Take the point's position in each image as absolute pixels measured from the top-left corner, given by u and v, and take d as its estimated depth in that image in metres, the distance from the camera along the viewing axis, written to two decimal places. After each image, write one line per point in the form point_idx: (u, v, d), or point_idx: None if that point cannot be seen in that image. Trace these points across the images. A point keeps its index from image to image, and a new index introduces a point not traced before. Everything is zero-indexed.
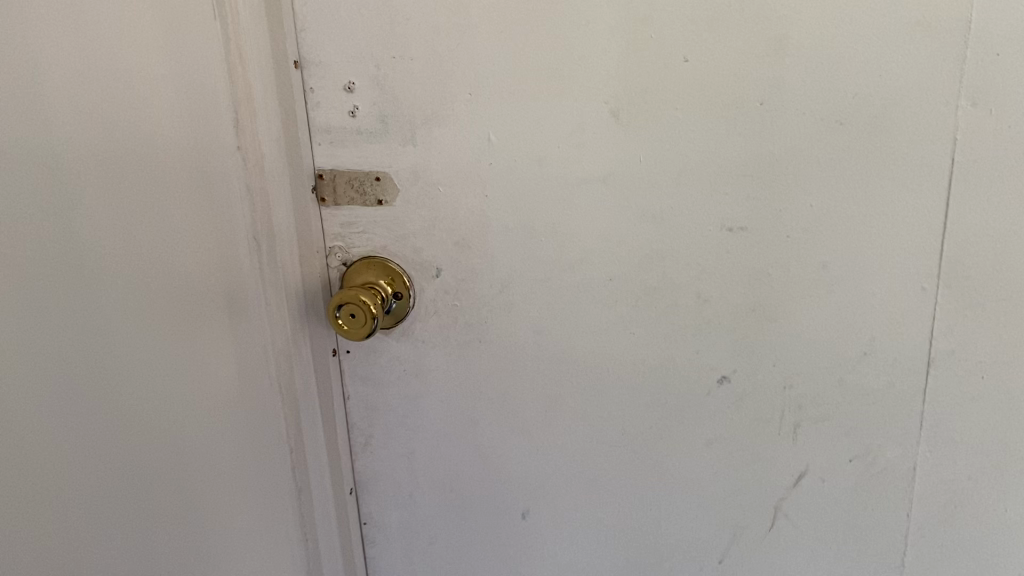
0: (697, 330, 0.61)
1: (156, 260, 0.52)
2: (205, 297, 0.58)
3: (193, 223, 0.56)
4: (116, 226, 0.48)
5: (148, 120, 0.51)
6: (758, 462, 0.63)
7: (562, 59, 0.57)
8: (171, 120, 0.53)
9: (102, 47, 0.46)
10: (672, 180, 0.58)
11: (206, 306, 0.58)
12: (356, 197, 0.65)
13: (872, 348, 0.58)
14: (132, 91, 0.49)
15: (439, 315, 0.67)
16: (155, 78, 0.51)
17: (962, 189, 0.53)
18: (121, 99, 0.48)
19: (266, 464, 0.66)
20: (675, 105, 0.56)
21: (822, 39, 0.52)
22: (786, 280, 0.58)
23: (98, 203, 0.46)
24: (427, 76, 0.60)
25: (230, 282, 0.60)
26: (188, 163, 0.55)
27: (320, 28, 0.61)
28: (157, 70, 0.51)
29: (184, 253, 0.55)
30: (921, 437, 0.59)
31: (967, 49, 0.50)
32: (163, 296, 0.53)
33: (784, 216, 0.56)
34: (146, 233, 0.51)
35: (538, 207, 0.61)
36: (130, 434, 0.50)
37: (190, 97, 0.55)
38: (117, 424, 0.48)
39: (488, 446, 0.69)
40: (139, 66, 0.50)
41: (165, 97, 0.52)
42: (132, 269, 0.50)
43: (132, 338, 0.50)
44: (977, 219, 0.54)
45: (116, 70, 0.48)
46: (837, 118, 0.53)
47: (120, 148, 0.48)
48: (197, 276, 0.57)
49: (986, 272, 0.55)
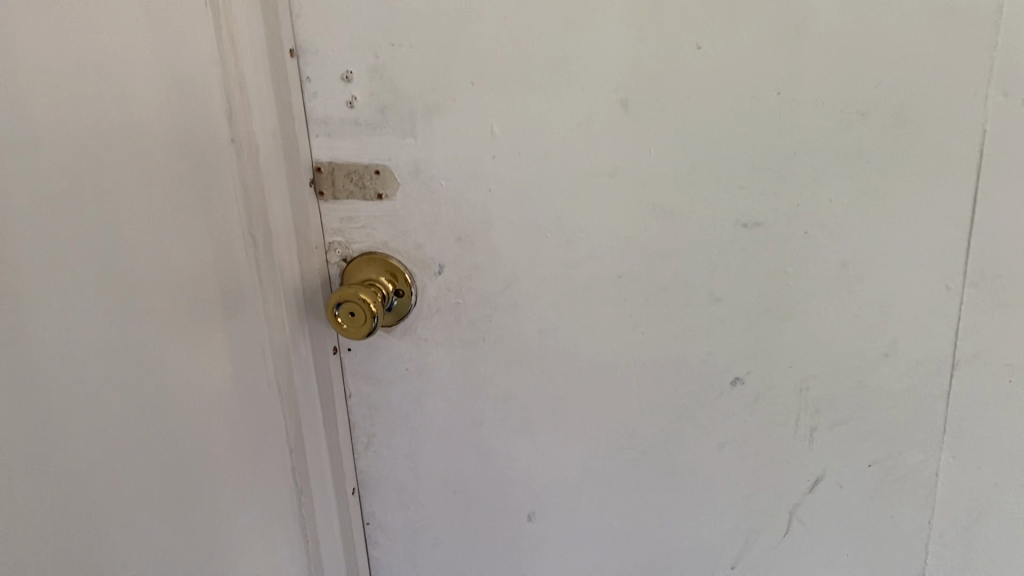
0: (709, 329, 0.58)
1: (140, 261, 0.51)
2: (197, 295, 0.56)
3: (181, 219, 0.54)
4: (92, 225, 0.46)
5: (126, 114, 0.49)
6: (771, 466, 0.61)
7: (568, 47, 0.54)
8: (154, 115, 0.51)
9: (73, 38, 0.45)
10: (684, 173, 0.55)
11: (198, 305, 0.56)
12: (356, 190, 0.63)
13: (893, 350, 0.55)
14: (107, 84, 0.47)
15: (442, 312, 0.64)
16: (137, 69, 0.50)
17: (990, 184, 0.51)
18: (95, 92, 0.46)
19: (265, 465, 0.64)
20: (687, 95, 0.53)
21: (842, 25, 0.49)
22: (804, 278, 0.55)
23: (68, 203, 0.45)
24: (427, 65, 0.57)
25: (224, 279, 0.59)
26: (172, 157, 0.53)
27: (316, 15, 0.58)
28: (137, 61, 0.50)
29: (172, 250, 0.54)
30: (944, 443, 0.57)
31: (999, 36, 0.47)
32: (147, 295, 0.52)
33: (801, 212, 0.54)
34: (128, 232, 0.50)
35: (543, 201, 0.59)
36: (110, 432, 0.49)
37: (177, 88, 0.53)
38: (95, 422, 0.48)
39: (494, 446, 0.67)
40: (115, 58, 0.48)
41: (147, 90, 0.51)
42: (109, 269, 0.48)
43: (110, 338, 0.48)
44: (1006, 215, 0.51)
45: (89, 63, 0.46)
46: (857, 109, 0.51)
47: (95, 144, 0.47)
48: (188, 274, 0.55)
49: (1016, 271, 0.52)
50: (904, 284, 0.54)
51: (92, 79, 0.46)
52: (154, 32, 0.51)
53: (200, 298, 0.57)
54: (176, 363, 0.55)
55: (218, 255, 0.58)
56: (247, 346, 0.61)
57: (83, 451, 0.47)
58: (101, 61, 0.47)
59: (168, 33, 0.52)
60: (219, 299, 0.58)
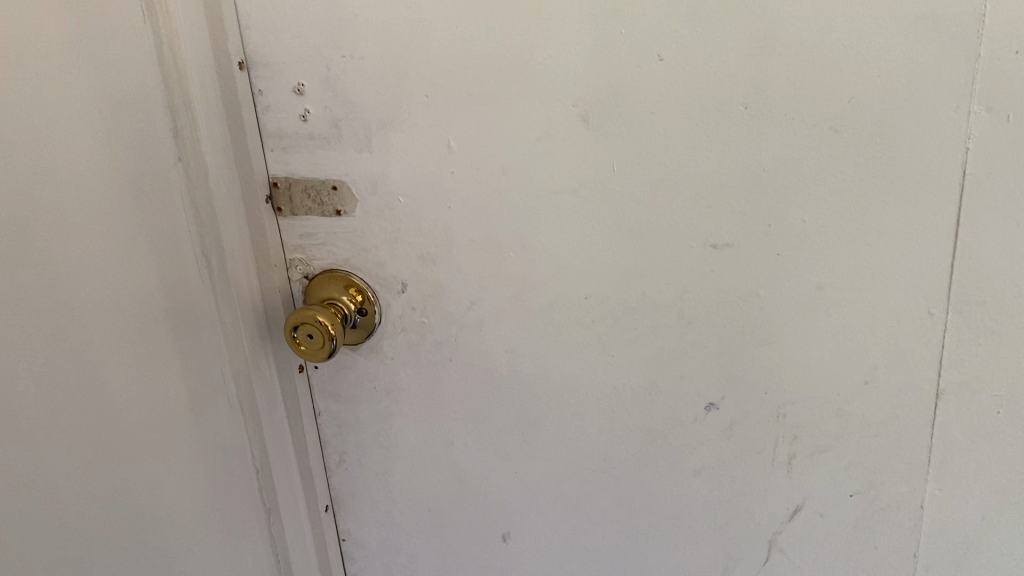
0: (681, 354, 0.55)
1: (87, 293, 0.49)
2: (151, 320, 0.55)
3: (128, 244, 0.52)
4: (34, 263, 0.45)
5: (68, 142, 0.47)
6: (749, 493, 0.58)
7: (526, 58, 0.51)
8: (93, 142, 0.49)
9: (11, 69, 0.43)
10: (650, 191, 0.52)
11: (152, 332, 0.55)
12: (313, 206, 0.60)
13: (873, 378, 0.52)
14: (46, 113, 0.45)
15: (407, 331, 0.62)
16: (75, 94, 0.47)
17: (973, 205, 0.47)
18: (34, 124, 0.44)
19: (228, 486, 0.63)
20: (651, 109, 0.50)
21: (814, 34, 0.45)
22: (778, 302, 0.52)
23: (12, 242, 0.43)
24: (379, 77, 0.54)
25: (178, 304, 0.57)
26: (117, 181, 0.51)
27: (263, 25, 0.54)
28: (76, 85, 0.47)
29: (122, 276, 0.52)
30: (929, 474, 0.54)
31: (982, 47, 0.44)
32: (96, 326, 0.50)
33: (773, 232, 0.50)
34: (72, 267, 0.48)
35: (505, 220, 0.56)
36: (78, 445, 0.49)
37: (118, 109, 0.51)
38: (63, 436, 0.47)
39: (465, 467, 0.65)
40: (53, 85, 0.46)
41: (81, 116, 0.48)
42: (56, 304, 0.46)
43: (64, 365, 0.47)
44: (992, 238, 0.48)
45: (28, 92, 0.44)
46: (831, 124, 0.47)
47: (38, 177, 0.45)
48: (140, 299, 0.54)
49: (1002, 298, 0.49)
50: (884, 308, 0.50)
51: (25, 112, 0.44)
52: (86, 54, 0.48)
53: (153, 325, 0.55)
54: (132, 394, 0.53)
55: (170, 280, 0.56)
56: (203, 370, 0.59)
57: (57, 465, 0.47)
58: (33, 94, 0.44)
59: (103, 53, 0.49)
60: (174, 324, 0.56)
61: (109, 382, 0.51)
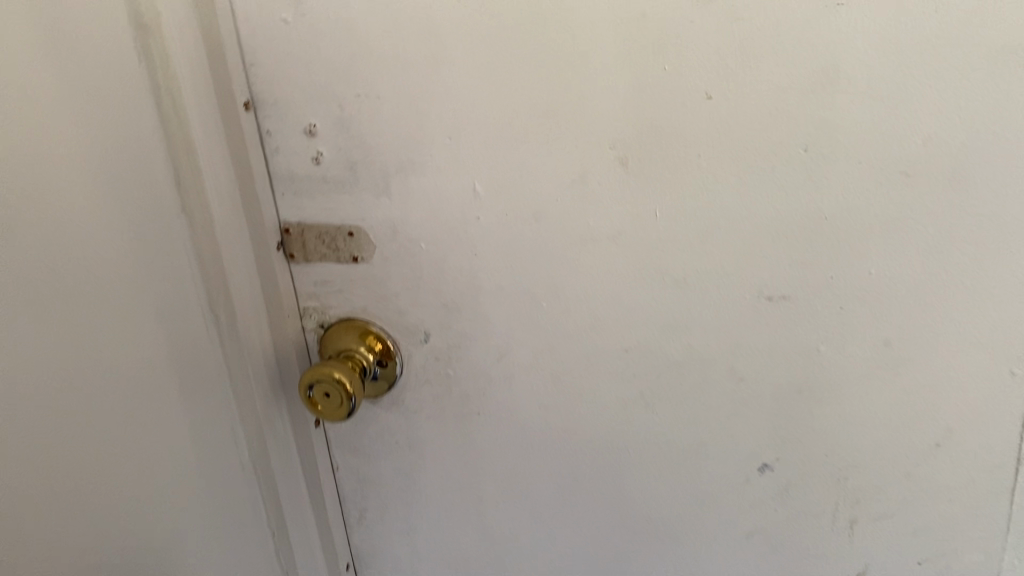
0: (732, 412, 0.51)
1: (95, 370, 0.44)
2: (166, 383, 0.51)
3: (144, 303, 0.48)
4: (45, 336, 0.41)
5: (78, 199, 0.43)
6: (802, 553, 0.54)
7: (558, 97, 0.46)
8: (93, 203, 0.44)
9: (17, 127, 0.38)
10: (696, 240, 0.47)
11: (162, 401, 0.50)
12: (328, 252, 0.55)
13: (947, 440, 0.48)
14: (54, 171, 0.41)
15: (431, 383, 0.58)
16: (84, 145, 0.43)
17: None
18: (42, 184, 0.40)
19: (243, 552, 0.58)
20: (698, 150, 0.45)
21: (886, 69, 0.41)
22: (838, 359, 0.48)
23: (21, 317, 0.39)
24: (398, 118, 0.49)
25: (187, 367, 0.52)
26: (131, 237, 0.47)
27: (270, 61, 0.50)
28: (85, 135, 0.43)
29: (139, 338, 0.48)
30: (1007, 539, 0.50)
31: None
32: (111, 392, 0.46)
33: (834, 284, 0.46)
34: (75, 346, 0.43)
35: (536, 268, 0.51)
36: (100, 523, 0.45)
37: (131, 159, 0.46)
38: (83, 516, 0.44)
39: (496, 526, 0.61)
40: (61, 138, 0.41)
41: (81, 179, 0.43)
42: (68, 376, 0.43)
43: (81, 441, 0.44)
44: None
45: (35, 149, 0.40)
46: (902, 168, 0.43)
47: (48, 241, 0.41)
48: (155, 362, 0.50)
49: None
50: (964, 367, 0.46)
51: (26, 172, 0.39)
52: (89, 102, 0.43)
53: (164, 393, 0.50)
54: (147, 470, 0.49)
55: (180, 343, 0.51)
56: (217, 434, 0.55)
57: (78, 546, 0.44)
58: (34, 148, 0.40)
59: (104, 104, 0.44)
60: (184, 389, 0.52)
61: (120, 459, 0.47)
